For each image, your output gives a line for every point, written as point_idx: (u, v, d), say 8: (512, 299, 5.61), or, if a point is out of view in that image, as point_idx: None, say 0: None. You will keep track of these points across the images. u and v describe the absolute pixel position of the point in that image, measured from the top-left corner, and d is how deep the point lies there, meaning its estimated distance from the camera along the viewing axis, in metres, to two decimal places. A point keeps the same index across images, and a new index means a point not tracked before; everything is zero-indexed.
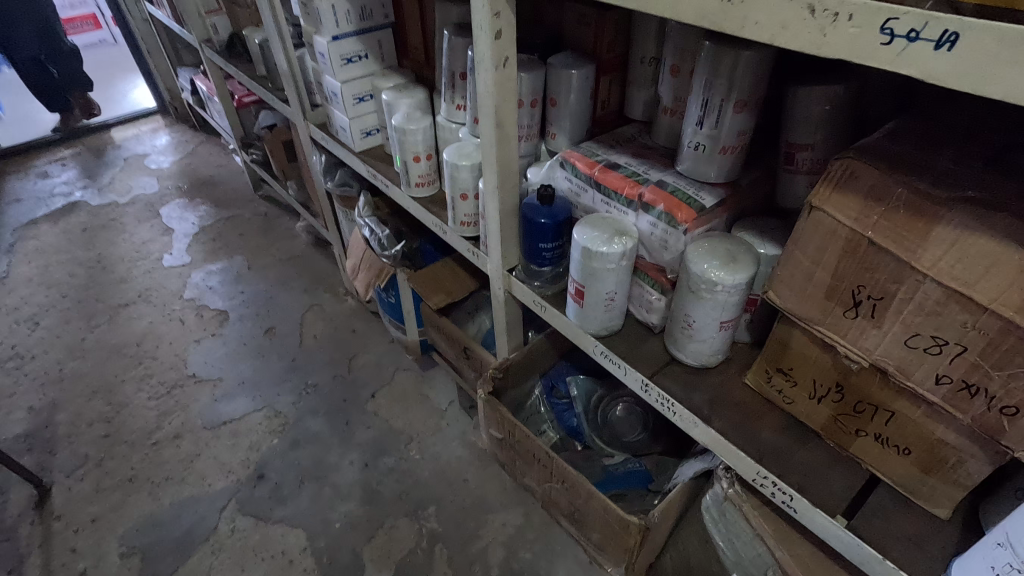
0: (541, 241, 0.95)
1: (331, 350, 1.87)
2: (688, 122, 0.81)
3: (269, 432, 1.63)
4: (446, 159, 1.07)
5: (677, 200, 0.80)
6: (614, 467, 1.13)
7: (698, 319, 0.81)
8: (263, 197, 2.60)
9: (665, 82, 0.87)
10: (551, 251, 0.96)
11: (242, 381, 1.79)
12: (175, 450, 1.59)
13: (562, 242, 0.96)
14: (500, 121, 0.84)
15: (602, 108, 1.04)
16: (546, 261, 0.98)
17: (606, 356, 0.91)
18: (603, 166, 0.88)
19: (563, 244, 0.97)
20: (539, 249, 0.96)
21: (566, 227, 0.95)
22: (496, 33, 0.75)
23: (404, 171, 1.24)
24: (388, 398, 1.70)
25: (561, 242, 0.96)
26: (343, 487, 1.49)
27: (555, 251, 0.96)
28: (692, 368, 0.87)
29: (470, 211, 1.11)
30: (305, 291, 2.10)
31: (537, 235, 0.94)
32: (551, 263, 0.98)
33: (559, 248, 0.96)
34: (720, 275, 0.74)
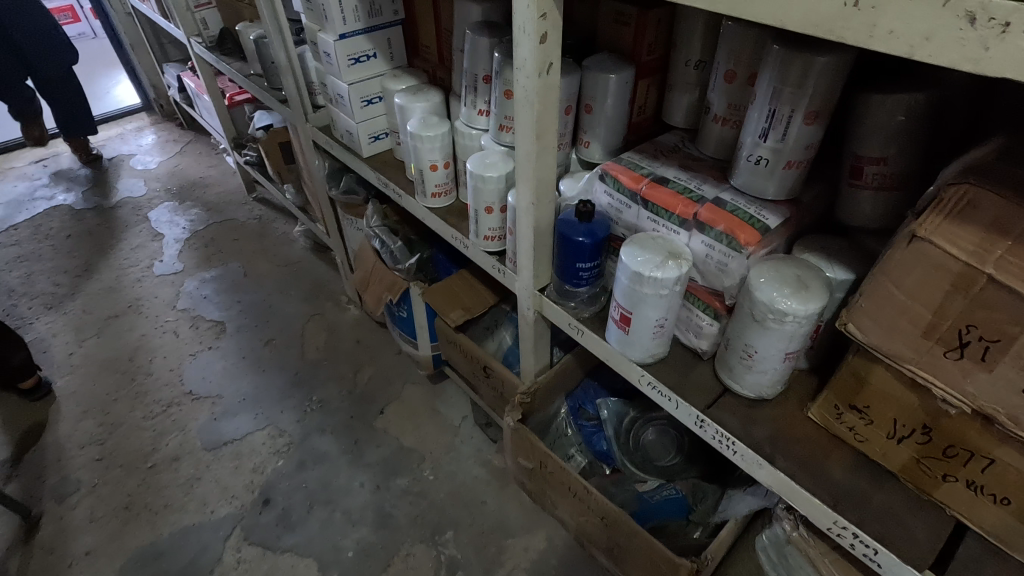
0: (579, 261, 0.88)
1: (335, 362, 1.78)
2: (747, 132, 0.74)
3: (273, 453, 1.55)
4: (470, 170, 0.99)
5: (739, 220, 0.73)
6: (649, 496, 1.05)
7: (760, 349, 0.74)
8: (258, 200, 2.50)
9: (717, 89, 0.79)
10: (589, 272, 0.89)
11: (242, 397, 1.70)
12: (174, 474, 1.51)
13: (601, 261, 0.89)
14: (540, 132, 0.77)
15: (638, 114, 0.97)
16: (583, 282, 0.90)
17: (654, 387, 0.84)
18: (650, 180, 0.81)
19: (602, 263, 0.89)
20: (576, 269, 0.89)
21: (606, 245, 0.88)
22: (542, 36, 0.68)
23: (419, 181, 1.16)
24: (398, 414, 1.62)
25: (600, 262, 0.89)
26: (354, 511, 1.41)
27: (593, 271, 0.89)
28: (748, 400, 0.80)
29: (495, 225, 1.03)
30: (306, 300, 2.01)
31: (576, 254, 0.87)
32: (588, 283, 0.91)
33: (598, 268, 0.89)
34: (790, 304, 0.67)
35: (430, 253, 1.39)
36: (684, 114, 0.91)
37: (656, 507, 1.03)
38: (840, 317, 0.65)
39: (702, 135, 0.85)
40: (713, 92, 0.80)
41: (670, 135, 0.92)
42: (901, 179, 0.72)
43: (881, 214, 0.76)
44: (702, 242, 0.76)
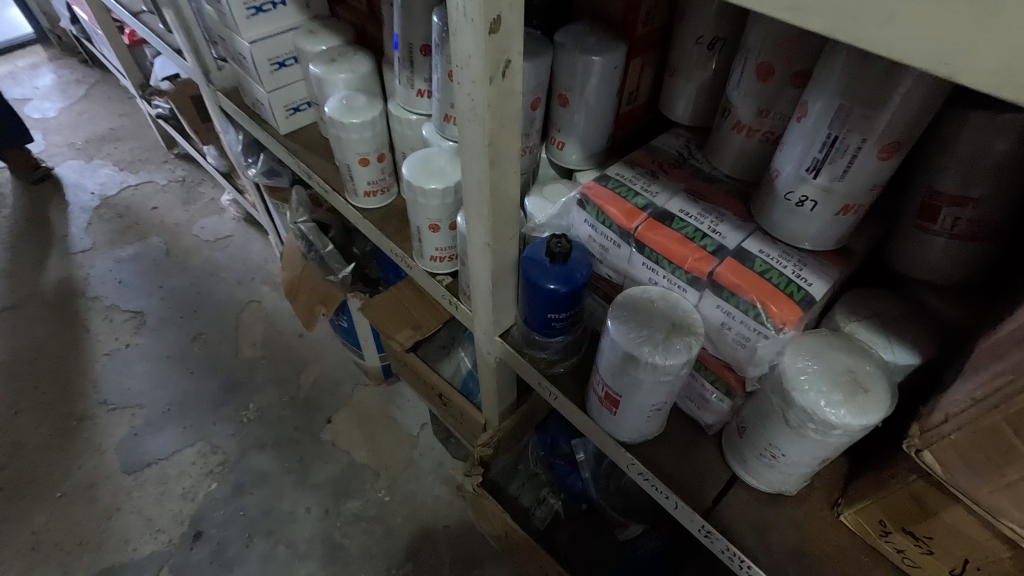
0: (550, 310, 0.66)
1: (275, 361, 1.57)
2: (788, 161, 0.52)
3: (205, 475, 1.36)
4: (406, 177, 0.75)
5: (772, 286, 0.52)
6: (632, 547, 0.92)
7: (790, 453, 0.56)
8: (181, 157, 2.16)
9: (745, 87, 0.56)
10: (564, 321, 0.68)
11: (168, 406, 1.49)
12: (89, 505, 1.32)
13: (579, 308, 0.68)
14: (493, 157, 0.53)
15: (628, 102, 0.72)
16: (556, 332, 0.70)
17: (647, 478, 0.66)
18: (648, 215, 0.59)
19: (580, 309, 0.68)
20: (545, 318, 0.68)
21: (587, 290, 0.66)
22: (492, 23, 0.43)
23: (347, 177, 0.91)
24: (349, 422, 1.45)
25: (578, 309, 0.68)
26: (300, 544, 1.26)
27: (568, 320, 0.68)
28: (764, 495, 0.63)
29: (444, 244, 0.81)
30: (240, 284, 1.75)
31: (546, 303, 0.66)
32: (562, 333, 0.70)
33: (576, 316, 0.68)
34: (842, 417, 0.49)
35: (373, 252, 1.16)
36: (691, 110, 0.68)
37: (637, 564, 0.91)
38: (909, 438, 0.47)
39: (718, 145, 0.63)
40: (738, 90, 0.57)
41: (671, 137, 0.69)
42: (990, 227, 0.52)
43: (956, 269, 0.56)
44: (718, 307, 0.56)
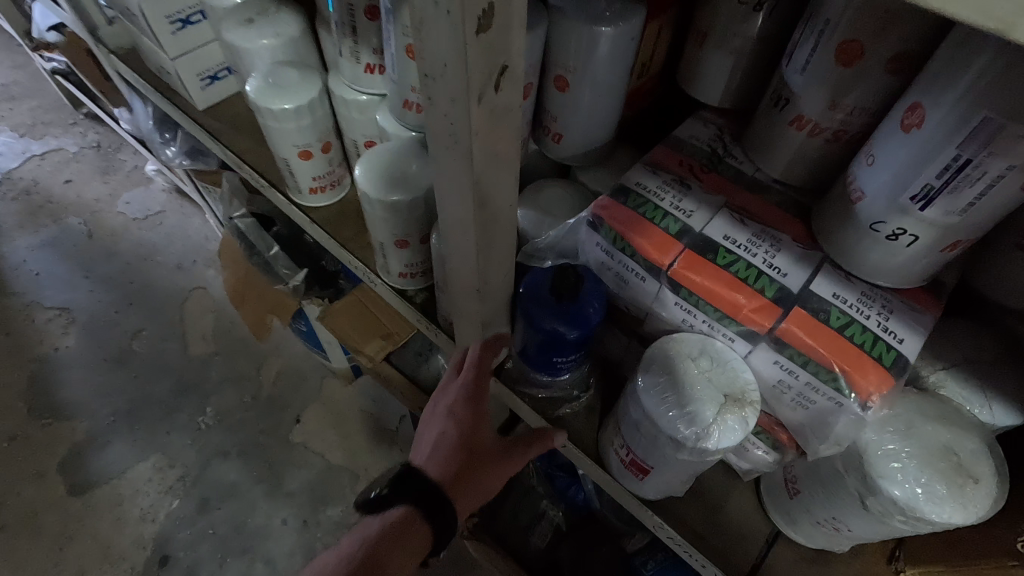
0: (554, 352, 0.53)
1: (230, 356, 1.41)
2: (880, 183, 0.39)
3: (165, 492, 1.24)
4: (360, 185, 0.58)
5: (854, 347, 0.41)
6: (637, 561, 0.83)
7: (858, 529, 0.47)
8: (91, 118, 1.86)
9: (816, 73, 0.41)
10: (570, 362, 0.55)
11: (112, 416, 1.33)
12: (34, 537, 1.19)
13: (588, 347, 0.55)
14: (481, 195, 0.38)
15: (639, 75, 0.56)
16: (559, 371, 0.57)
17: (675, 541, 0.56)
18: (684, 246, 0.45)
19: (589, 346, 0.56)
20: (547, 360, 0.54)
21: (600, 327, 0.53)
22: (481, 16, 0.27)
23: (285, 172, 0.73)
24: (320, 421, 1.33)
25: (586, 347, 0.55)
26: (279, 560, 1.17)
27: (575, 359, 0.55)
28: (809, 553, 0.55)
29: (413, 259, 0.65)
30: (180, 268, 1.55)
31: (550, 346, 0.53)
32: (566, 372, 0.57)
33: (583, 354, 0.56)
34: (945, 514, 0.38)
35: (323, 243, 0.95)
36: (725, 91, 0.53)
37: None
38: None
39: (766, 142, 0.49)
40: (804, 76, 0.42)
41: (698, 125, 0.54)
42: None
43: None
44: (776, 364, 0.44)
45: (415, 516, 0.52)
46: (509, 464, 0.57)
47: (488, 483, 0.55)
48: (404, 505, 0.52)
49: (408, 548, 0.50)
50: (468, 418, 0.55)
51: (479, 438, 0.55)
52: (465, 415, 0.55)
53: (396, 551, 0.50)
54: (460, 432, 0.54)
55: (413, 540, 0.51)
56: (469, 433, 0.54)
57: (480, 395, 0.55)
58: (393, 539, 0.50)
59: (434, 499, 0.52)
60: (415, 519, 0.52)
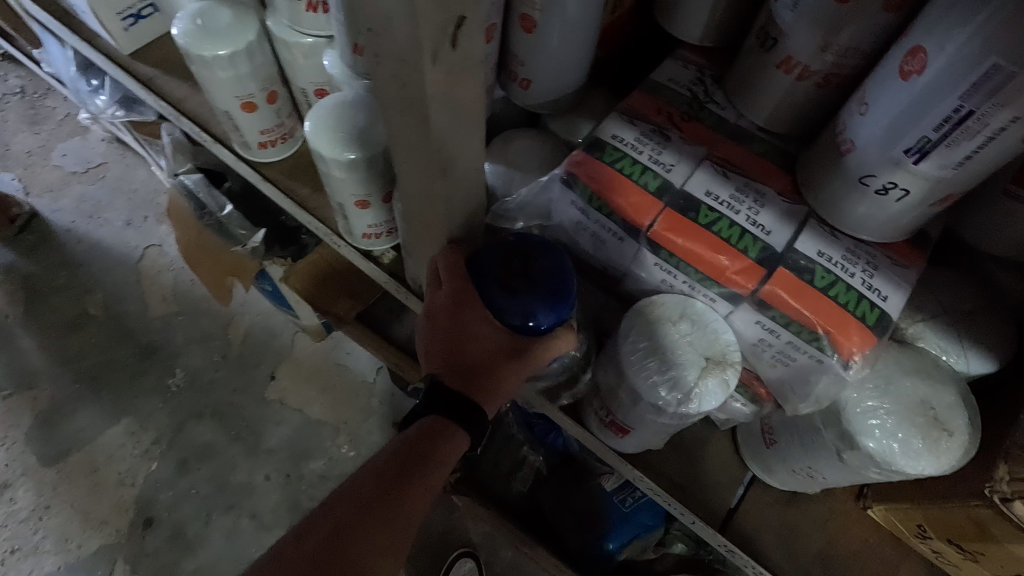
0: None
1: (195, 315, 1.36)
2: (872, 136, 0.36)
3: (142, 455, 1.22)
4: (312, 143, 0.53)
5: (837, 307, 0.40)
6: (617, 500, 0.85)
7: (830, 478, 0.48)
8: (10, 59, 1.68)
9: (808, 11, 0.37)
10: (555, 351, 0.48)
11: (76, 383, 1.28)
12: (12, 508, 1.17)
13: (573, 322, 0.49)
14: (445, 163, 0.35)
15: (613, 10, 0.51)
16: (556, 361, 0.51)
17: (654, 492, 0.57)
18: (664, 205, 0.43)
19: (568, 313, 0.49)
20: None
21: (576, 303, 0.47)
22: None
23: (229, 125, 0.66)
24: (295, 377, 1.31)
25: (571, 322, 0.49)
26: (265, 514, 1.19)
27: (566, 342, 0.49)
28: (783, 495, 0.57)
29: (376, 219, 0.62)
30: (129, 225, 1.46)
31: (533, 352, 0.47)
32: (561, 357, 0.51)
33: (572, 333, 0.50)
34: (918, 467, 0.39)
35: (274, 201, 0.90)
36: (704, 29, 0.49)
37: (619, 517, 0.83)
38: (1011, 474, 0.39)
39: (751, 86, 0.45)
40: (795, 13, 0.38)
41: (678, 67, 0.50)
42: None
43: None
44: (757, 324, 0.43)
45: (440, 424, 0.46)
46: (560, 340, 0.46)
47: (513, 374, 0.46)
48: (432, 413, 0.47)
49: (439, 456, 0.46)
50: (450, 323, 0.45)
51: (474, 344, 0.44)
52: (448, 324, 0.45)
53: (424, 462, 0.45)
54: (452, 340, 0.45)
55: (445, 448, 0.46)
56: (458, 341, 0.45)
57: (462, 299, 0.43)
58: (416, 448, 0.45)
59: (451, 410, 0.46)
60: (443, 426, 0.46)
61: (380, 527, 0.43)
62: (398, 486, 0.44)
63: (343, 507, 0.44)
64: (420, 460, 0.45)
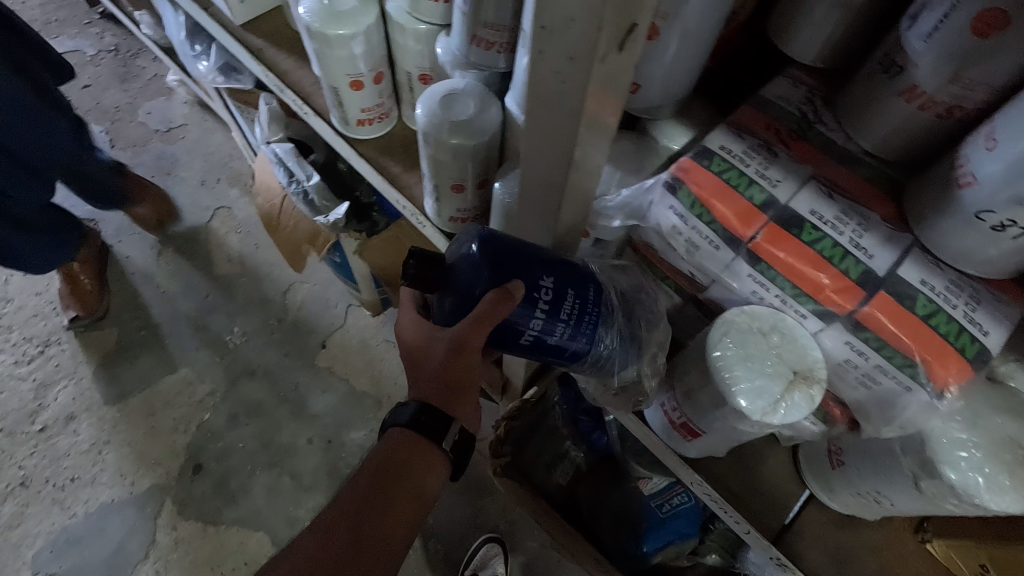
0: (533, 335, 0.47)
1: (256, 278, 1.42)
2: (995, 172, 0.36)
3: (196, 405, 1.29)
4: (421, 125, 0.56)
5: (938, 337, 0.40)
6: (653, 505, 0.88)
7: (899, 506, 0.48)
8: (108, 20, 1.77)
9: (942, 43, 0.38)
10: (565, 328, 0.47)
11: (141, 330, 1.35)
12: (74, 439, 1.24)
13: (570, 287, 0.47)
14: (576, 153, 0.38)
15: (728, 25, 0.52)
16: (597, 347, 0.51)
17: (710, 496, 0.59)
18: (768, 219, 0.44)
19: (566, 270, 0.47)
20: (531, 345, 0.48)
21: (535, 267, 0.45)
22: None
23: (334, 101, 0.70)
24: (345, 347, 1.35)
25: (569, 289, 0.47)
26: (305, 475, 1.24)
27: (579, 313, 0.47)
28: (839, 516, 0.58)
29: (466, 204, 0.64)
30: (203, 186, 1.53)
31: (514, 330, 0.46)
32: (600, 338, 0.50)
33: (568, 290, 0.47)
34: (1004, 505, 0.39)
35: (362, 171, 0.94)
36: (821, 50, 0.49)
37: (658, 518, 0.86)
38: None
39: (867, 109, 0.46)
40: (928, 44, 0.39)
41: (787, 85, 0.51)
42: None
43: None
44: (847, 344, 0.44)
45: (415, 436, 0.58)
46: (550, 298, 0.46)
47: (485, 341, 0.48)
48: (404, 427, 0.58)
49: (418, 457, 0.57)
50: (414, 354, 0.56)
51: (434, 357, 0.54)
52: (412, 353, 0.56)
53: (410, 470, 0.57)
54: (417, 362, 0.56)
55: (422, 450, 0.58)
56: (421, 361, 0.55)
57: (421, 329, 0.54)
58: (405, 454, 0.57)
59: (426, 424, 0.57)
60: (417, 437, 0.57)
61: (380, 517, 0.55)
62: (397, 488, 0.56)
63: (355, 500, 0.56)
64: (408, 468, 0.57)
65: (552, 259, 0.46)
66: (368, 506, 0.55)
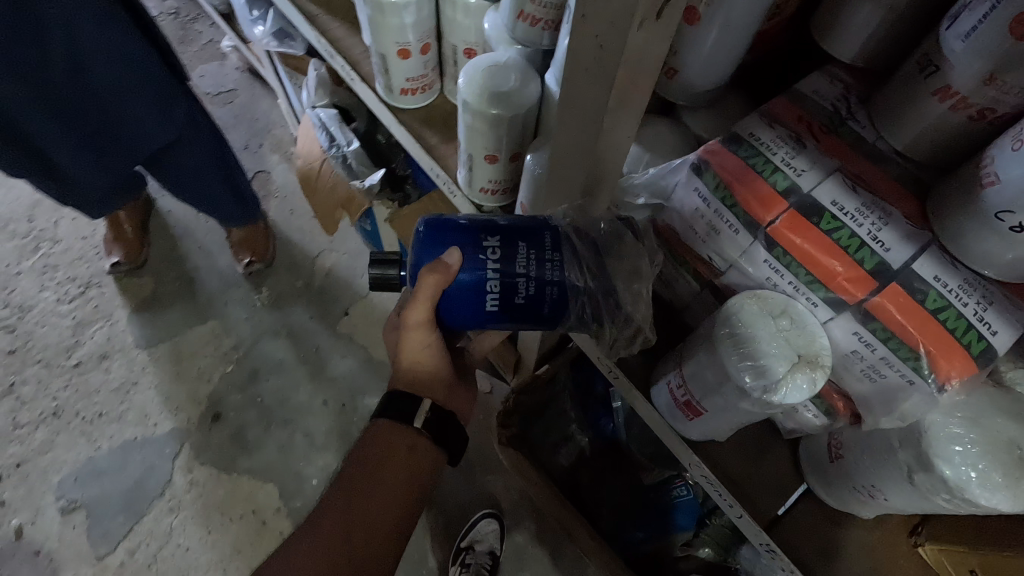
0: (500, 290, 0.50)
1: (288, 243, 1.46)
2: (1019, 172, 0.37)
3: (221, 357, 1.34)
4: (462, 94, 0.58)
5: (944, 330, 0.41)
6: (655, 494, 0.91)
7: (895, 503, 0.49)
8: None
9: (980, 44, 0.39)
10: (527, 275, 0.49)
11: (176, 281, 1.41)
12: (105, 376, 1.31)
13: (520, 239, 0.50)
14: (609, 121, 0.40)
15: (772, 19, 0.52)
16: (575, 292, 0.51)
17: (707, 479, 0.61)
18: (789, 205, 0.45)
19: (509, 228, 0.50)
20: (506, 305, 0.51)
21: (473, 233, 0.50)
22: None
23: (381, 69, 0.72)
24: (366, 316, 1.39)
25: (519, 241, 0.50)
26: (317, 435, 1.28)
27: (536, 260, 0.49)
28: (833, 513, 0.59)
29: (498, 176, 0.66)
30: (246, 150, 1.58)
31: (477, 290, 0.50)
32: (575, 281, 0.51)
33: (518, 242, 0.49)
34: (993, 502, 0.40)
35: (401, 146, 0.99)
36: (860, 48, 0.50)
37: (664, 514, 0.89)
38: None
39: (900, 108, 0.46)
40: (966, 44, 0.40)
41: (824, 82, 0.52)
42: None
43: None
44: (854, 335, 0.45)
45: (390, 424, 0.66)
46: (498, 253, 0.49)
47: (450, 307, 0.52)
48: (384, 418, 0.66)
49: (397, 441, 0.65)
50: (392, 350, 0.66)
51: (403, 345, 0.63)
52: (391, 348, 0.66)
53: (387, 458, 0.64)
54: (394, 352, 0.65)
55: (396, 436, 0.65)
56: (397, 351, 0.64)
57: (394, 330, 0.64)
58: (381, 445, 0.65)
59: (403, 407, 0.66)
60: (392, 425, 0.65)
61: (365, 506, 0.63)
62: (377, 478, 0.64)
63: (341, 494, 0.64)
64: (384, 457, 0.64)
65: (493, 222, 0.51)
66: (354, 498, 0.63)
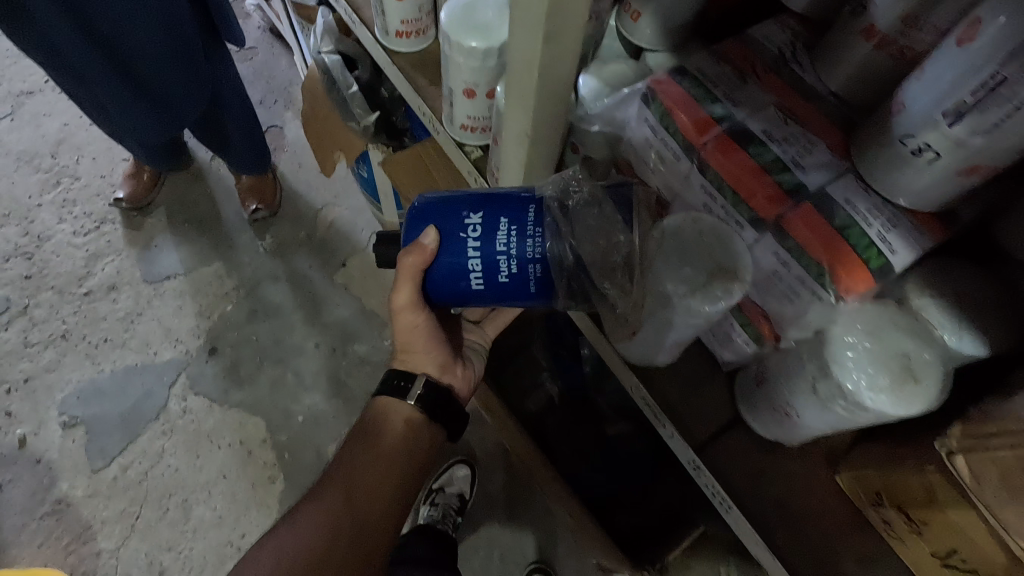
0: (481, 267, 0.54)
1: (294, 194, 1.52)
2: (920, 98, 0.41)
3: (221, 297, 1.40)
4: (444, 25, 0.63)
5: (847, 247, 0.44)
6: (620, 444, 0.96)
7: (806, 418, 0.53)
8: None
9: None
10: (507, 251, 0.52)
11: (186, 223, 1.48)
12: (112, 306, 1.38)
13: (498, 216, 0.53)
14: (555, 30, 0.44)
15: None
16: (561, 268, 0.53)
17: (646, 401, 0.66)
18: (721, 129, 0.49)
19: (490, 208, 0.53)
20: (490, 282, 0.54)
21: (454, 216, 0.54)
22: None
23: (378, 10, 0.77)
24: (362, 269, 1.45)
25: (498, 219, 0.53)
26: (307, 375, 1.34)
27: (516, 236, 0.52)
28: (762, 442, 0.62)
29: (477, 112, 0.71)
30: (261, 105, 1.64)
31: (455, 264, 0.54)
32: (563, 256, 0.52)
33: (497, 219, 0.53)
34: (880, 404, 0.44)
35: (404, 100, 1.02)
36: None
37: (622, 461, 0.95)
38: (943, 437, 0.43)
39: (836, 51, 0.50)
40: None
41: (775, 29, 0.56)
42: None
43: None
44: (773, 254, 0.48)
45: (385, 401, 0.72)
46: (478, 229, 0.53)
47: (436, 283, 0.57)
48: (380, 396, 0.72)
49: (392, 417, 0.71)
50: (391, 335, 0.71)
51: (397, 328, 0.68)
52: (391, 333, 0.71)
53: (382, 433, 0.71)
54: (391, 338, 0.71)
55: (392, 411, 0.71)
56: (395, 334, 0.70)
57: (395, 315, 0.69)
58: (378, 424, 0.72)
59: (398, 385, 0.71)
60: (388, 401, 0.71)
61: (365, 478, 0.70)
62: (374, 453, 0.71)
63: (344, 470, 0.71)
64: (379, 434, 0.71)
65: (477, 201, 0.54)
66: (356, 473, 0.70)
